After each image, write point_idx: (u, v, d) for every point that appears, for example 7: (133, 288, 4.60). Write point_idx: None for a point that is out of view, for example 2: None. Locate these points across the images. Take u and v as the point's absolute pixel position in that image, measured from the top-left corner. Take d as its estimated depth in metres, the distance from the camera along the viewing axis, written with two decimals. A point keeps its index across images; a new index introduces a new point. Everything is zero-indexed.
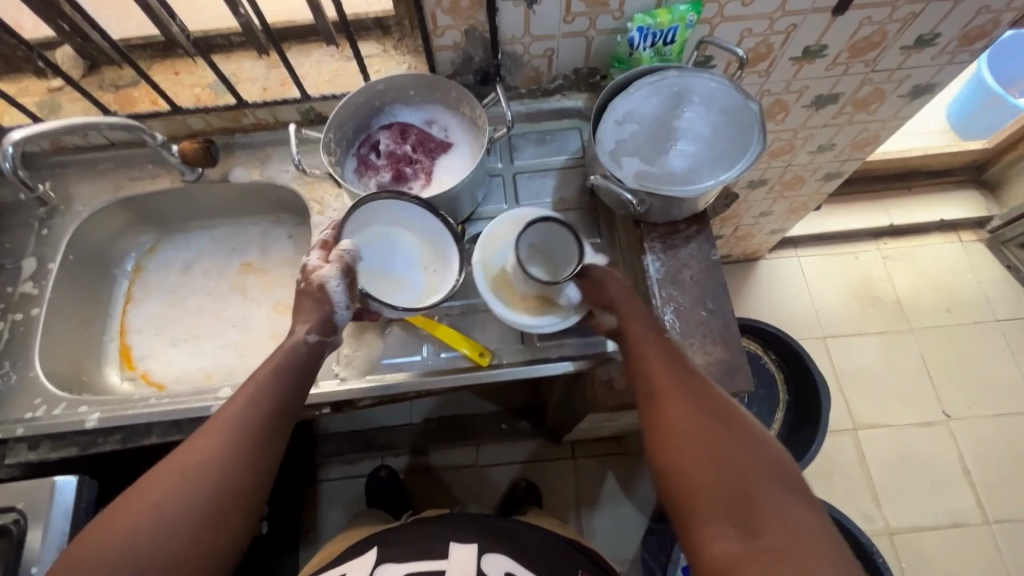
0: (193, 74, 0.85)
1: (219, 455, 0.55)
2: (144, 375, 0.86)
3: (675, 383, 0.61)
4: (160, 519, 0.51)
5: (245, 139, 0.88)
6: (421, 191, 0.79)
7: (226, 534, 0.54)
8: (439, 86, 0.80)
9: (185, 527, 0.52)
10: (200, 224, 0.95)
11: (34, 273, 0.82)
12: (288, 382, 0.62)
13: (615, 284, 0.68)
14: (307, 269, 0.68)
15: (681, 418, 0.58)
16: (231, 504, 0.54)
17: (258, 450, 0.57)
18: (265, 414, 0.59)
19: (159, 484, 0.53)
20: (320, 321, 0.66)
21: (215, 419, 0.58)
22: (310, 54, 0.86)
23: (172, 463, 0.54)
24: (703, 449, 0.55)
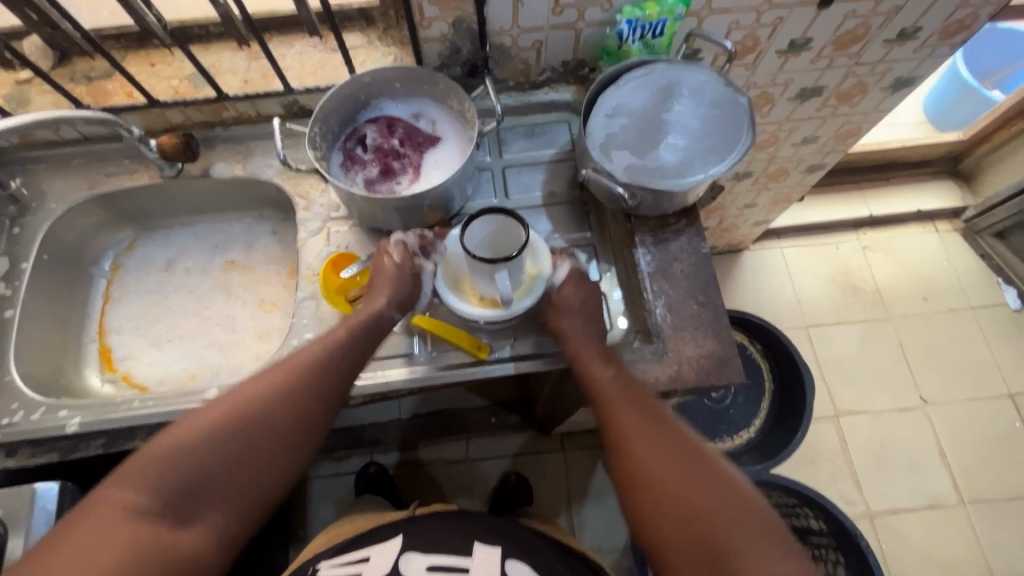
0: (171, 65, 0.83)
1: (289, 394, 0.63)
2: (125, 377, 0.84)
3: (636, 419, 0.64)
4: (226, 435, 0.59)
5: (226, 133, 0.86)
6: (410, 186, 0.78)
7: (279, 466, 0.62)
8: (426, 79, 0.78)
9: (248, 448, 0.59)
10: (181, 220, 0.93)
11: (6, 273, 0.79)
12: (364, 343, 0.68)
13: (580, 324, 0.70)
14: (407, 251, 0.74)
15: (642, 454, 0.62)
16: (285, 440, 0.62)
17: (323, 399, 0.65)
18: (339, 362, 0.66)
19: (229, 406, 0.60)
20: (406, 299, 0.72)
21: (298, 358, 0.65)
22: (292, 45, 0.84)
23: (248, 389, 0.62)
24: (665, 484, 0.59)
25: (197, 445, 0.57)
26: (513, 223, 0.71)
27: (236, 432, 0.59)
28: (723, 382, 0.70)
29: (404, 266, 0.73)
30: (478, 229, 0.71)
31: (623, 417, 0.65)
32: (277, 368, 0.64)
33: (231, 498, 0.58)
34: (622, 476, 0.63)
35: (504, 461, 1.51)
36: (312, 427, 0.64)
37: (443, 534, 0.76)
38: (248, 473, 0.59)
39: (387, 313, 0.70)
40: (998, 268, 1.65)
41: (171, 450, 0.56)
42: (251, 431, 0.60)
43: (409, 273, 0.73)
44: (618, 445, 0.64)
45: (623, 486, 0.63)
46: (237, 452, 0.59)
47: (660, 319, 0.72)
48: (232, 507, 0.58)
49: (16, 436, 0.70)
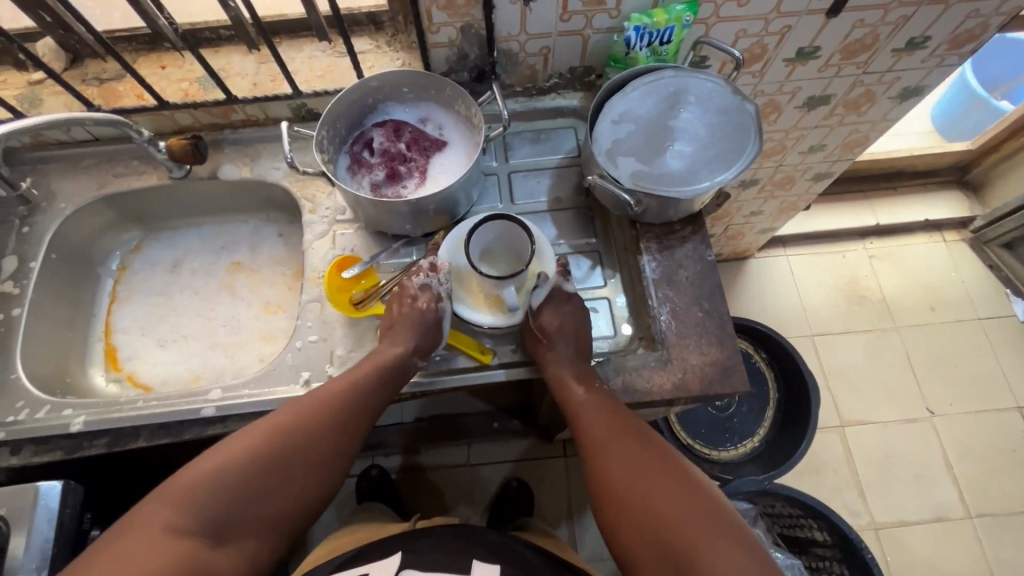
0: (182, 68, 0.83)
1: (325, 425, 0.63)
2: (130, 376, 0.84)
3: (609, 438, 0.65)
4: (264, 463, 0.59)
5: (234, 135, 0.86)
6: (416, 190, 0.78)
7: (309, 495, 0.62)
8: (434, 84, 0.79)
9: (284, 475, 0.60)
10: (189, 221, 0.93)
11: (15, 272, 0.79)
12: (392, 383, 0.68)
13: (560, 347, 0.70)
14: (427, 291, 0.70)
15: (614, 475, 0.62)
16: (315, 467, 0.62)
17: (355, 431, 0.66)
18: (370, 395, 0.67)
19: (269, 432, 0.61)
20: (429, 346, 0.70)
21: (333, 388, 0.66)
22: (301, 49, 0.85)
23: (283, 417, 0.63)
24: (636, 506, 0.60)
25: (238, 470, 0.58)
26: (517, 227, 0.72)
27: (276, 458, 0.60)
28: (728, 391, 0.69)
29: (427, 312, 0.69)
30: (482, 235, 0.73)
31: (596, 437, 0.65)
32: (312, 397, 0.65)
33: (262, 523, 0.59)
34: (596, 495, 0.64)
35: (507, 465, 1.52)
36: (342, 458, 0.65)
37: (445, 547, 0.76)
38: (282, 499, 0.60)
39: (413, 358, 0.69)
40: (1006, 279, 1.63)
41: (213, 472, 0.57)
42: (288, 458, 0.61)
43: (434, 322, 0.69)
44: (593, 464, 0.65)
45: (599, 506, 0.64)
46: (274, 479, 0.60)
47: (664, 327, 0.72)
48: (265, 531, 0.59)
49: (21, 434, 0.70)
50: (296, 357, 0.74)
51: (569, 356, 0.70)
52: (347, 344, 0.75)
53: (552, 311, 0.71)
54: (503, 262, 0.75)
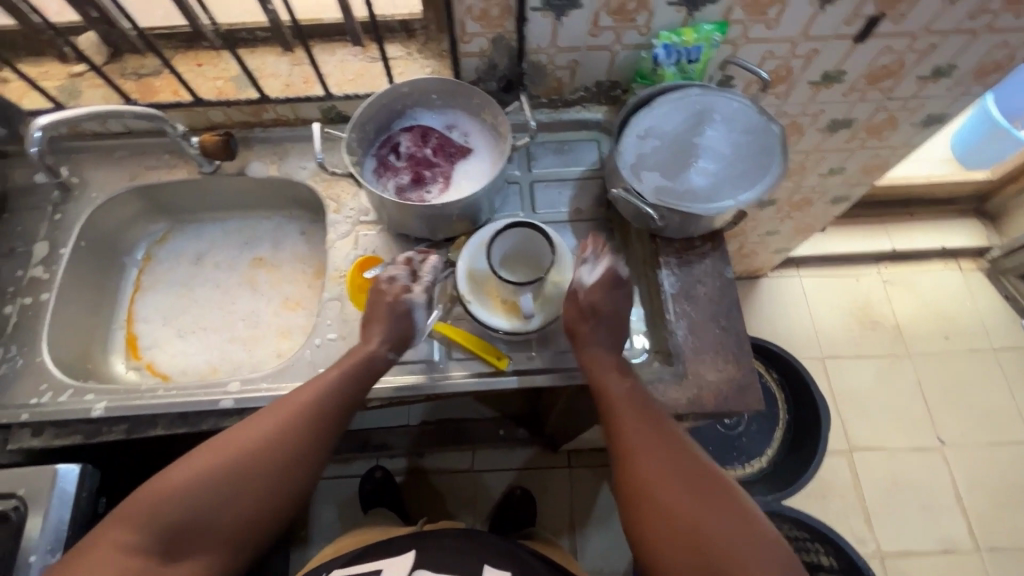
0: (217, 66, 0.85)
1: (281, 440, 0.62)
2: (150, 365, 0.86)
3: (656, 437, 0.63)
4: (216, 479, 0.59)
5: (264, 134, 0.88)
6: (440, 195, 0.79)
7: (268, 509, 0.61)
8: (462, 92, 0.81)
9: (236, 493, 0.59)
10: (214, 215, 0.95)
11: (45, 258, 0.81)
12: (353, 390, 0.67)
13: (601, 334, 0.69)
14: (394, 284, 0.71)
15: (659, 473, 0.60)
16: (273, 482, 0.61)
17: (315, 444, 0.64)
18: (331, 405, 0.65)
19: (223, 447, 0.60)
20: (398, 340, 0.70)
21: (293, 401, 0.64)
22: (334, 53, 0.86)
23: (240, 430, 0.62)
24: (680, 507, 0.57)
25: (191, 486, 0.58)
26: (539, 236, 0.74)
27: (231, 474, 0.59)
28: (742, 409, 0.69)
29: (395, 307, 0.70)
30: (505, 241, 0.74)
31: (640, 432, 0.63)
32: (273, 411, 0.64)
33: (219, 539, 0.59)
34: (629, 490, 0.61)
35: (510, 473, 1.52)
36: (302, 471, 0.63)
37: (454, 551, 0.77)
38: (237, 514, 0.59)
39: (378, 358, 0.68)
40: None
41: (167, 490, 0.57)
42: (241, 475, 0.59)
43: (402, 314, 0.70)
44: (631, 458, 0.62)
45: (630, 501, 0.61)
46: (227, 496, 0.59)
47: (681, 342, 0.72)
48: (220, 546, 0.59)
49: (41, 417, 0.71)
50: (314, 353, 0.75)
51: (612, 353, 0.69)
52: None
53: (601, 292, 0.70)
54: (523, 269, 0.76)
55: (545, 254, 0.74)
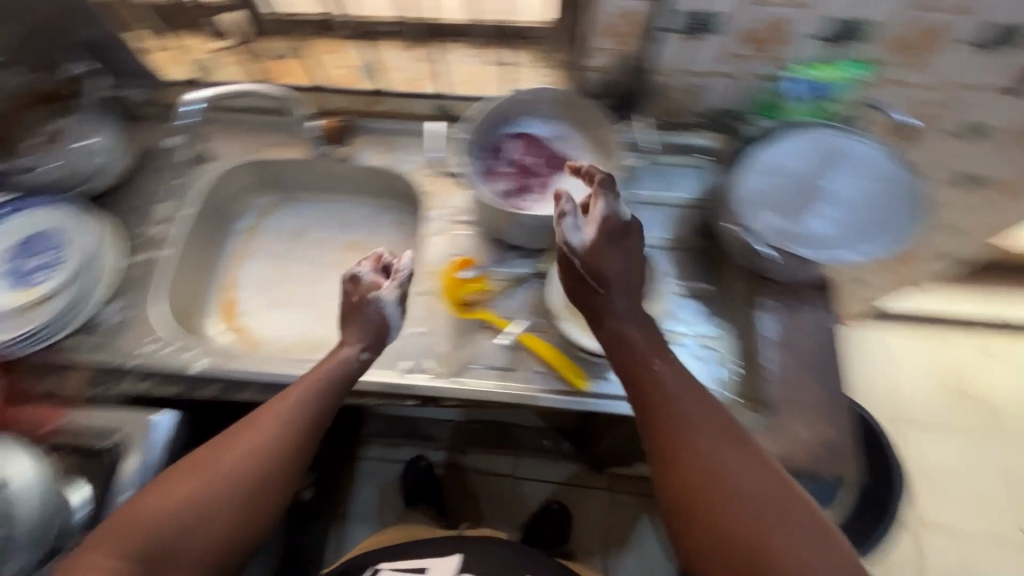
0: (339, 53, 0.87)
1: (257, 451, 0.59)
2: (241, 330, 0.90)
3: (711, 442, 0.54)
4: (198, 499, 0.55)
5: (372, 125, 0.90)
6: (542, 204, 0.80)
7: (250, 525, 0.58)
8: (574, 106, 0.82)
9: (207, 514, 0.55)
10: (313, 195, 0.98)
11: (166, 218, 0.87)
12: (332, 399, 0.66)
13: (620, 295, 0.66)
14: (360, 283, 0.73)
15: (717, 487, 0.52)
16: (257, 495, 0.58)
17: (296, 454, 0.62)
18: (314, 415, 0.64)
19: (205, 465, 0.58)
20: (374, 340, 0.71)
21: (265, 415, 0.62)
22: (452, 52, 0.85)
23: (222, 448, 0.59)
24: (745, 527, 0.50)
25: (172, 508, 0.54)
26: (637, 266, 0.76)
27: (213, 492, 0.56)
28: (832, 473, 0.65)
29: (371, 312, 0.72)
30: None
31: (696, 437, 0.55)
32: (244, 425, 0.61)
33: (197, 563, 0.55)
34: (679, 503, 0.53)
35: (550, 484, 1.50)
36: (284, 479, 0.60)
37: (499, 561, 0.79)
38: (217, 532, 0.56)
39: (353, 359, 0.69)
40: None
41: (136, 516, 0.54)
42: (215, 492, 0.56)
43: (379, 321, 0.72)
44: (680, 465, 0.54)
45: (679, 515, 0.53)
46: (199, 518, 0.55)
47: (773, 391, 0.69)
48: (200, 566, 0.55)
49: (149, 364, 0.76)
50: (398, 344, 0.77)
51: (645, 334, 0.64)
52: (448, 343, 0.77)
53: (610, 245, 0.67)
54: None
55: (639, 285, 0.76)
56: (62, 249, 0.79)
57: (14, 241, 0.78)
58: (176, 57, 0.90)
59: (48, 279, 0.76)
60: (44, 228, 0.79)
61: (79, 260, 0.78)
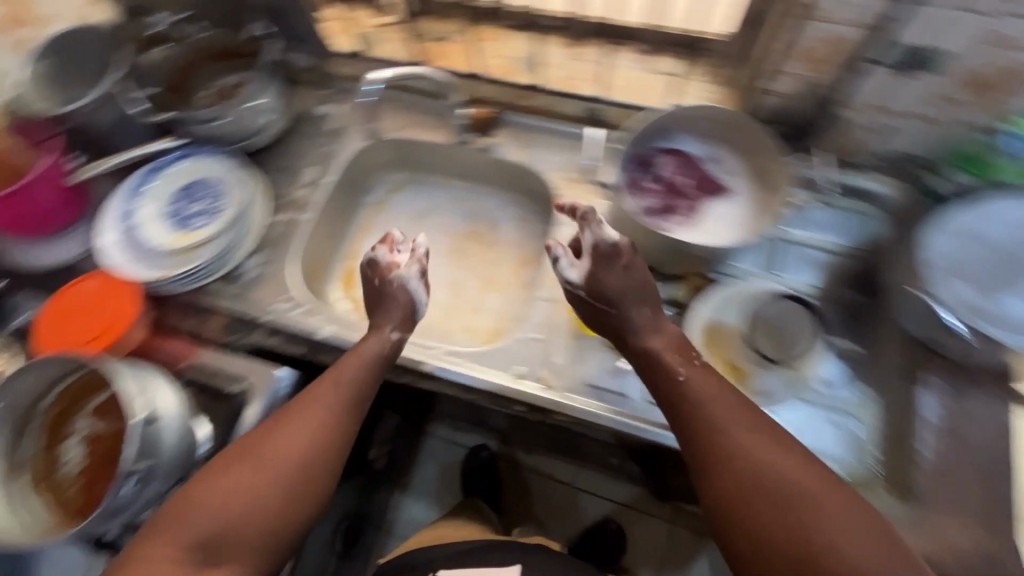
0: (498, 44, 0.88)
1: (299, 434, 0.59)
2: (358, 301, 0.93)
3: (746, 441, 0.51)
4: (248, 484, 0.55)
5: (517, 118, 0.89)
6: (687, 228, 0.76)
7: (302, 507, 0.57)
8: (739, 129, 0.78)
9: (255, 498, 0.55)
10: (444, 180, 0.99)
11: (311, 182, 0.91)
12: (367, 381, 0.66)
13: (631, 311, 0.64)
14: (377, 266, 0.74)
15: (754, 486, 0.48)
16: (305, 477, 0.57)
17: (337, 437, 0.61)
18: (352, 399, 0.64)
19: (252, 452, 0.58)
20: (402, 319, 0.72)
21: (307, 400, 0.62)
22: (611, 56, 0.84)
23: (267, 436, 0.59)
24: (787, 526, 0.45)
25: (223, 495, 0.54)
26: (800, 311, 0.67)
27: (259, 476, 0.56)
28: None
29: (399, 294, 0.73)
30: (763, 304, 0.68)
31: (730, 437, 0.52)
32: (282, 416, 0.61)
33: (253, 548, 0.54)
34: (720, 511, 0.50)
35: (609, 503, 1.44)
36: (324, 465, 0.59)
37: None
38: (268, 516, 0.55)
39: (385, 341, 0.70)
40: None
41: (180, 513, 0.54)
42: (263, 480, 0.56)
43: (406, 303, 0.72)
44: (718, 470, 0.51)
45: (719, 522, 0.50)
46: (248, 503, 0.54)
47: (923, 476, 0.63)
48: (254, 549, 0.54)
49: (279, 323, 0.80)
50: (516, 347, 0.76)
51: (681, 359, 0.59)
52: (567, 355, 0.75)
53: (604, 267, 0.66)
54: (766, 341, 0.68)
55: (800, 336, 0.67)
56: (221, 199, 0.85)
57: (178, 184, 0.86)
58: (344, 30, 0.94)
59: (207, 226, 0.83)
60: (206, 177, 0.86)
61: (232, 211, 0.83)
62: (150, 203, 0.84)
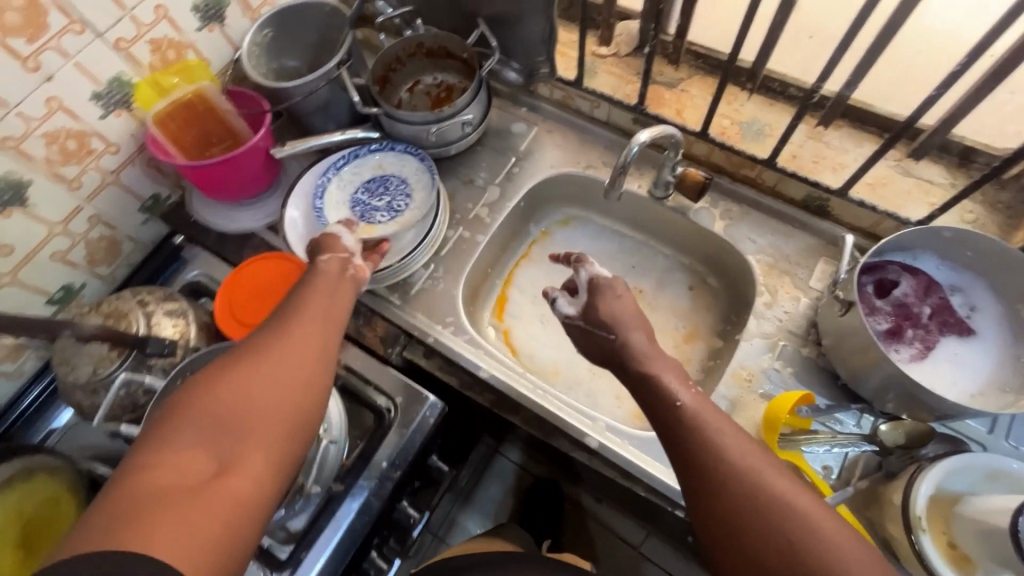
0: (730, 103, 0.82)
1: (282, 333, 0.51)
2: (507, 332, 0.89)
3: (746, 464, 0.47)
4: (241, 382, 0.47)
5: (727, 186, 0.82)
6: (914, 363, 0.66)
7: (311, 400, 0.49)
8: (1020, 273, 0.65)
9: (253, 393, 0.46)
10: (617, 226, 0.93)
11: (493, 203, 0.87)
12: (333, 285, 0.60)
13: (627, 338, 0.60)
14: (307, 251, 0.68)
15: (746, 505, 0.45)
16: (304, 367, 0.50)
17: (327, 330, 0.54)
18: (326, 300, 0.57)
19: (233, 357, 0.49)
20: (333, 246, 0.65)
21: (280, 313, 0.55)
22: (858, 145, 0.76)
23: (244, 345, 0.51)
24: (783, 541, 0.43)
25: (214, 396, 0.45)
26: None
27: (246, 372, 0.47)
28: None
29: (327, 235, 0.68)
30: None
31: (728, 454, 0.48)
32: (258, 334, 0.52)
33: (268, 442, 0.45)
34: (715, 536, 0.47)
35: None
36: (323, 354, 0.52)
37: None
38: (275, 408, 0.47)
39: (340, 259, 0.64)
40: None
41: (170, 427, 0.44)
42: (256, 372, 0.47)
43: (331, 238, 0.67)
44: (713, 492, 0.47)
45: (717, 544, 0.47)
46: (247, 399, 0.46)
47: None
48: (268, 443, 0.45)
49: (439, 347, 0.77)
50: None
51: (683, 388, 0.54)
52: None
53: (596, 298, 0.64)
54: None
55: None
56: (404, 200, 0.84)
57: (364, 176, 0.86)
58: (563, 53, 0.90)
59: (385, 224, 0.82)
60: (396, 175, 0.85)
61: (413, 215, 0.82)
62: (337, 189, 0.84)
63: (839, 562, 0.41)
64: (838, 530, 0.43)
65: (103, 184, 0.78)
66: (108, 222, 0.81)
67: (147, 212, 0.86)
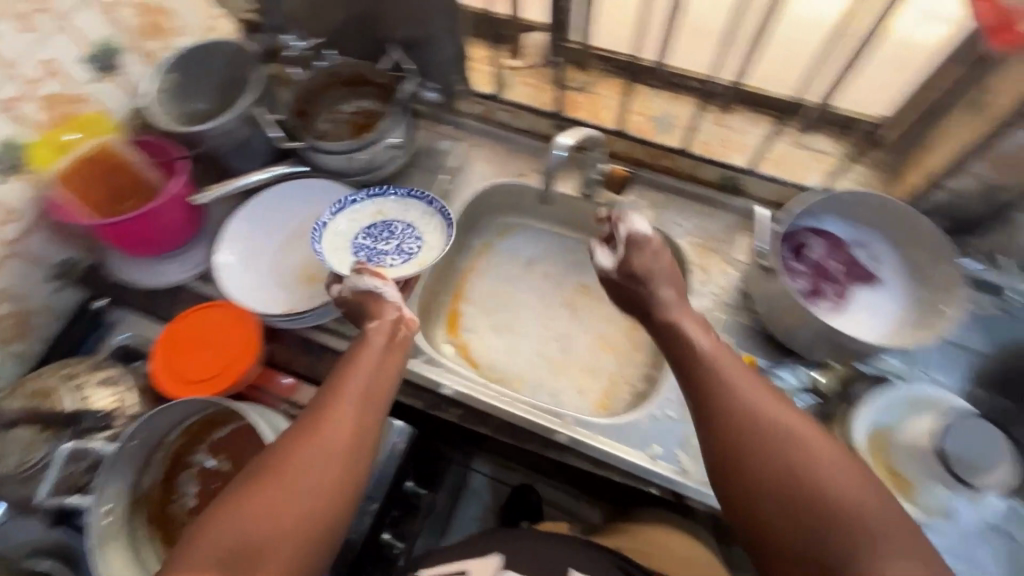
0: (640, 101, 0.87)
1: (314, 431, 0.52)
2: (464, 347, 0.89)
3: (760, 402, 0.51)
4: (269, 492, 0.48)
5: (650, 178, 0.87)
6: (834, 316, 0.74)
7: (338, 508, 0.50)
8: (906, 223, 0.73)
9: (278, 504, 0.48)
10: (555, 229, 0.96)
11: None
12: (374, 362, 0.59)
13: (658, 291, 0.64)
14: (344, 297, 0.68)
15: (757, 439, 0.49)
16: (334, 472, 0.51)
17: (361, 426, 0.54)
18: (360, 384, 0.57)
19: (266, 460, 0.51)
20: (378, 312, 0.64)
21: (317, 401, 0.55)
22: (757, 126, 0.83)
23: (280, 442, 0.52)
24: (777, 473, 0.47)
25: (242, 510, 0.47)
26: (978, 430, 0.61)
27: (276, 481, 0.49)
28: None
29: (371, 294, 0.66)
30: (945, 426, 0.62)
31: (742, 393, 0.52)
32: (295, 429, 0.53)
33: (288, 552, 0.47)
34: (719, 464, 0.51)
35: None
36: (354, 454, 0.52)
37: None
38: (298, 516, 0.48)
39: (382, 324, 0.63)
40: None
41: (204, 537, 0.47)
42: (286, 482, 0.49)
43: (374, 296, 0.65)
44: (722, 426, 0.51)
45: (722, 477, 0.51)
46: (271, 511, 0.47)
47: None
48: (290, 554, 0.47)
49: None
50: (650, 425, 0.72)
51: (703, 336, 0.58)
52: None
53: (633, 253, 0.66)
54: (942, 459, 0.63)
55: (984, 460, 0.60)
56: (414, 242, 0.80)
57: (364, 223, 0.81)
58: (477, 69, 0.93)
59: (399, 266, 0.78)
60: (400, 219, 0.82)
61: (424, 256, 0.78)
62: (333, 242, 0.79)
63: (838, 491, 0.45)
64: (843, 462, 0.47)
65: (5, 255, 0.72)
66: (16, 295, 0.75)
67: (59, 279, 0.80)
